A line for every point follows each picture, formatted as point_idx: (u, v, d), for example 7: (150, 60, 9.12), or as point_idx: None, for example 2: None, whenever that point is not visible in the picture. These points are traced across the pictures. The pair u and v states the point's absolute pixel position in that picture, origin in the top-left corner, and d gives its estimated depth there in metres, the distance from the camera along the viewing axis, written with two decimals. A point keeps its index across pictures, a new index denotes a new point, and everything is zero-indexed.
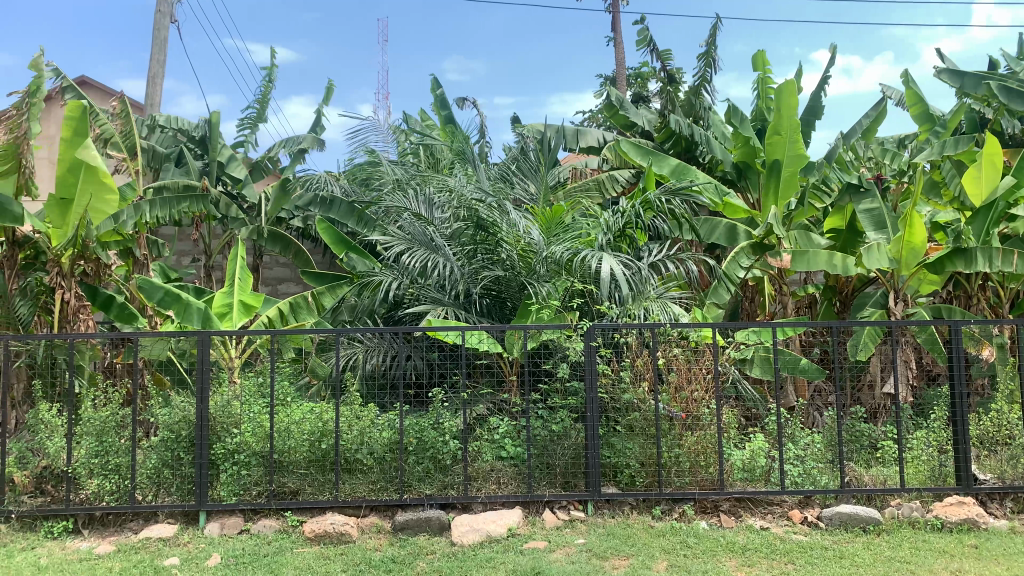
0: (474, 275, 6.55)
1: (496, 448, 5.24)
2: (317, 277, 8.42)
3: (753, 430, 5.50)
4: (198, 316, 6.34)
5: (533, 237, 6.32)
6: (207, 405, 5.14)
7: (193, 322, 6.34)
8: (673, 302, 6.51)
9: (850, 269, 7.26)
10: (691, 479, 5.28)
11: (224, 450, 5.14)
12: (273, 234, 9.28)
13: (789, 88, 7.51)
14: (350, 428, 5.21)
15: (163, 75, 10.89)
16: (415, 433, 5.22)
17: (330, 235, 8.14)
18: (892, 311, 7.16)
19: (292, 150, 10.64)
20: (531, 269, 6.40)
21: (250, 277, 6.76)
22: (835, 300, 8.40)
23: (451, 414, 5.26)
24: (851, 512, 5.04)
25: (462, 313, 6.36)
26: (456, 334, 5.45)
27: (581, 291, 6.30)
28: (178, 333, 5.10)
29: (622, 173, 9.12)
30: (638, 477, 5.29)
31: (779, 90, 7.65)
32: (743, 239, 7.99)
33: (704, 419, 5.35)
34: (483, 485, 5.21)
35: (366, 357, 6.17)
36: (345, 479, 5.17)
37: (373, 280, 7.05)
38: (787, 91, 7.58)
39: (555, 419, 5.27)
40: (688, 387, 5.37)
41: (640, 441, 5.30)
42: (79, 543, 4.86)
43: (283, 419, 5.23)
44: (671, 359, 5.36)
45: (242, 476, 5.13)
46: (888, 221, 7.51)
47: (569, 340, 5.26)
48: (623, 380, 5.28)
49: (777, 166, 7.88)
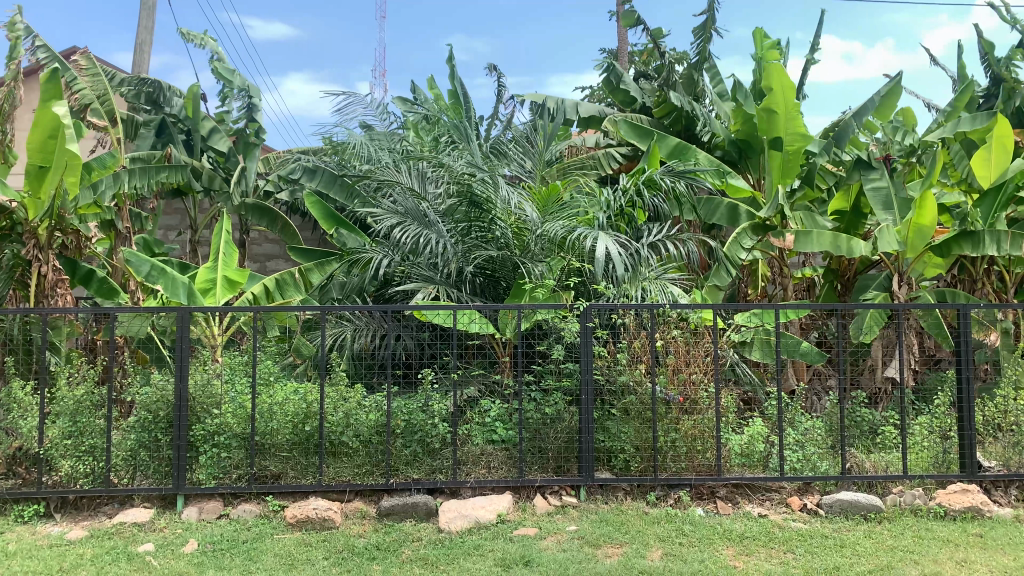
0: (467, 254, 6.37)
1: (487, 432, 5.06)
2: (304, 253, 8.20)
3: (751, 414, 5.33)
4: (183, 289, 6.10)
5: (527, 215, 6.23)
6: (186, 384, 4.95)
7: (178, 296, 6.04)
8: (672, 283, 6.31)
9: (854, 250, 7.04)
10: (687, 465, 5.11)
11: (204, 432, 4.95)
12: (257, 207, 9.20)
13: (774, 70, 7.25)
14: (335, 410, 5.01)
15: (149, 44, 10.59)
16: (403, 415, 5.03)
17: (319, 210, 7.95)
18: (897, 293, 6.98)
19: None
20: (524, 248, 6.26)
21: (235, 252, 6.51)
22: (836, 282, 8.19)
23: (440, 396, 5.08)
24: (851, 499, 4.88)
25: (454, 292, 6.15)
26: (447, 314, 5.24)
27: (577, 269, 6.17)
28: (156, 309, 4.88)
29: (618, 151, 9.02)
30: (633, 463, 5.10)
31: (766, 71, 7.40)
32: (744, 221, 7.78)
33: (701, 403, 5.17)
34: (473, 469, 5.03)
35: (354, 337, 5.99)
36: (329, 463, 4.99)
37: (363, 257, 6.82)
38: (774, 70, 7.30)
39: (548, 402, 5.09)
40: (686, 369, 5.20)
41: (635, 425, 5.12)
42: (51, 528, 4.67)
43: (265, 399, 5.04)
44: (669, 341, 5.20)
45: (222, 459, 4.93)
46: (895, 202, 7.30)
47: (563, 321, 5.10)
48: (619, 361, 5.10)
49: (777, 144, 7.66)
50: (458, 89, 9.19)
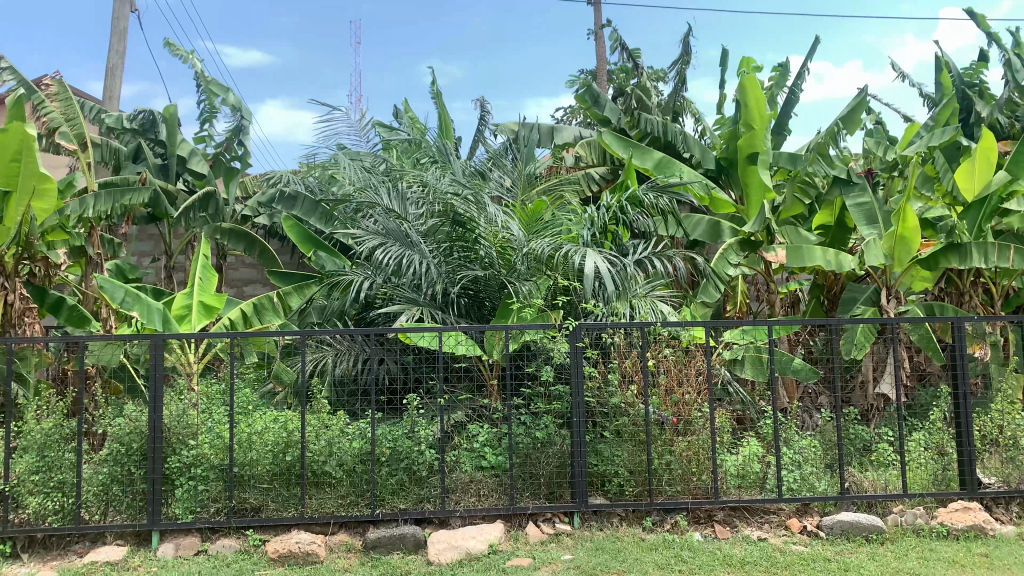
0: (451, 274, 6.25)
1: (476, 458, 4.89)
2: (283, 276, 8.01)
3: (746, 434, 5.20)
4: (159, 315, 5.90)
5: (512, 234, 5.98)
6: (160, 415, 4.73)
7: (153, 322, 5.85)
8: (660, 301, 6.20)
9: (843, 264, 7.02)
10: (683, 488, 4.96)
11: (180, 464, 4.73)
12: (236, 232, 8.91)
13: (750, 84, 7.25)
14: (317, 439, 4.81)
15: (122, 67, 10.40)
16: (387, 442, 4.84)
17: (297, 233, 7.75)
18: (886, 308, 6.92)
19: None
20: (511, 267, 6.07)
21: (213, 276, 6.33)
22: (823, 298, 8.11)
23: (426, 422, 4.89)
24: (853, 520, 4.75)
25: (439, 314, 6.01)
26: (433, 336, 5.08)
27: (565, 287, 6.05)
28: (128, 336, 4.68)
29: (597, 171, 8.96)
30: (628, 487, 4.95)
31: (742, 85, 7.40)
32: (728, 236, 7.73)
33: (696, 424, 5.02)
34: (462, 497, 4.84)
35: (335, 362, 5.80)
36: (312, 493, 4.78)
37: (343, 280, 6.64)
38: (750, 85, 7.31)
39: (538, 426, 4.92)
40: (679, 390, 5.04)
41: (629, 447, 4.96)
42: (17, 570, 4.41)
43: (244, 429, 4.83)
44: (662, 361, 5.05)
45: (199, 492, 4.71)
46: (879, 216, 7.28)
47: (552, 342, 4.94)
48: (610, 382, 4.95)
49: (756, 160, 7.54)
50: (438, 110, 9.10)
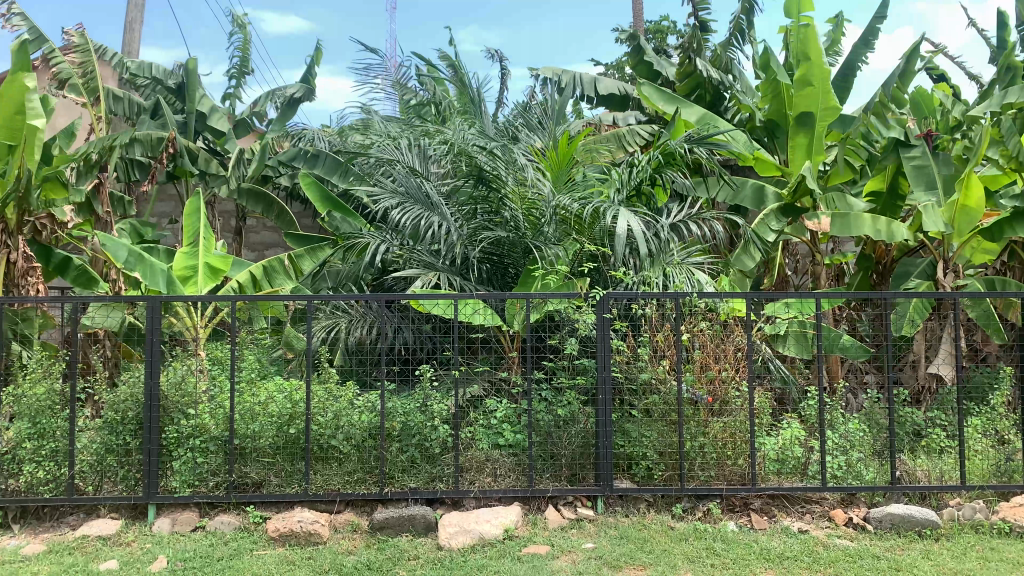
0: (472, 238, 5.89)
1: (493, 435, 4.52)
2: (301, 239, 7.77)
3: (786, 416, 4.77)
4: (163, 278, 5.62)
5: (536, 192, 5.69)
6: (157, 382, 4.45)
7: (158, 284, 5.58)
8: (697, 268, 5.76)
9: (896, 235, 6.43)
10: (717, 473, 4.56)
11: (178, 435, 4.46)
12: (255, 193, 8.72)
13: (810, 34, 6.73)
14: (323, 410, 4.51)
15: (141, 22, 10.11)
16: (398, 416, 4.52)
17: (314, 191, 7.41)
18: (943, 282, 6.37)
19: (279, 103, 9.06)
20: (536, 229, 5.77)
21: (214, 238, 5.96)
22: (872, 271, 7.51)
23: (440, 395, 4.56)
24: (904, 514, 4.31)
25: (457, 280, 5.67)
26: (448, 304, 4.72)
27: (593, 253, 5.71)
28: (123, 297, 4.38)
29: (642, 128, 8.50)
30: (657, 470, 4.57)
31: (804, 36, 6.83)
32: (771, 202, 7.20)
33: (732, 404, 4.61)
34: (477, 477, 4.50)
35: (349, 329, 5.51)
36: (317, 469, 4.47)
37: (360, 242, 6.29)
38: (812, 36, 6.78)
39: (561, 402, 4.55)
40: (715, 366, 4.60)
41: (659, 428, 4.58)
42: (6, 542, 4.18)
43: (246, 399, 4.55)
44: (698, 335, 4.60)
45: (197, 465, 4.43)
46: (939, 181, 6.57)
47: (578, 312, 4.55)
48: (640, 357, 4.55)
49: (806, 121, 7.02)
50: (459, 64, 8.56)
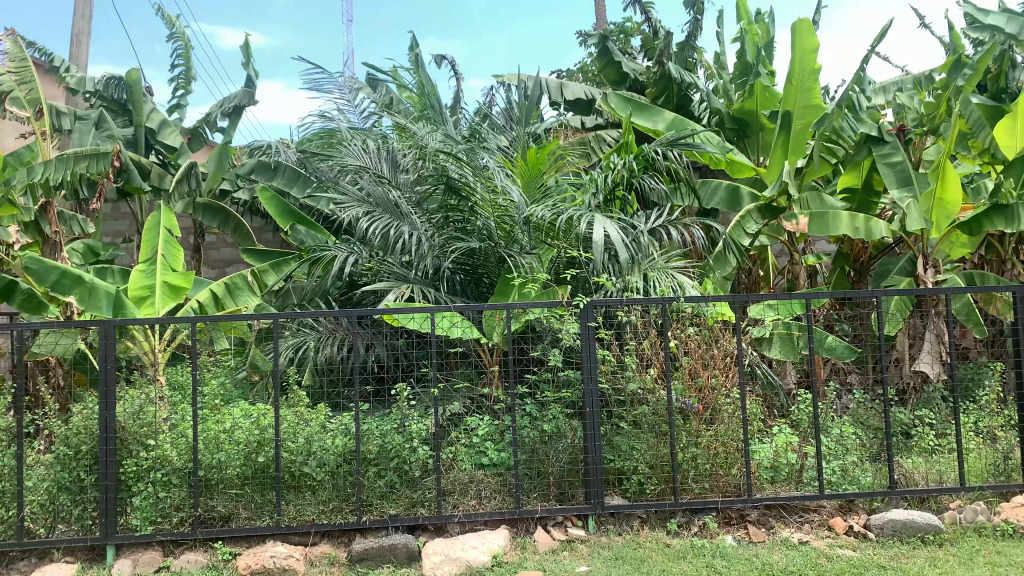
0: (444, 247, 5.65)
1: (476, 455, 4.28)
2: (263, 255, 7.49)
3: (779, 421, 4.61)
4: (106, 301, 5.25)
5: (509, 198, 5.47)
6: (113, 413, 4.13)
7: (101, 310, 5.22)
8: (678, 272, 5.58)
9: (874, 232, 6.35)
10: (711, 485, 4.37)
11: (137, 468, 4.14)
12: (211, 208, 8.38)
13: (805, 26, 6.63)
14: (294, 436, 4.23)
15: (88, 34, 9.70)
16: (375, 439, 4.25)
17: (274, 206, 7.18)
18: (923, 277, 6.27)
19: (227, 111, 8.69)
20: (510, 237, 5.56)
21: (177, 252, 5.58)
22: (849, 268, 7.44)
23: (418, 415, 4.31)
24: (906, 519, 4.16)
25: (431, 291, 5.44)
26: (423, 318, 4.47)
27: (571, 259, 5.53)
28: (72, 322, 4.05)
29: (609, 134, 8.33)
30: (649, 484, 4.36)
31: (794, 30, 6.70)
32: (747, 203, 7.05)
33: (724, 411, 4.42)
34: (461, 501, 4.24)
35: (317, 347, 5.23)
36: (290, 499, 4.18)
37: (325, 255, 6.02)
38: (803, 29, 6.66)
39: (546, 417, 4.32)
40: (705, 373, 4.41)
41: (650, 440, 4.36)
42: None
43: (210, 427, 4.25)
44: (685, 341, 4.42)
45: (159, 500, 4.11)
46: (913, 177, 6.50)
47: (560, 321, 4.32)
48: (627, 367, 4.36)
49: (785, 119, 6.89)
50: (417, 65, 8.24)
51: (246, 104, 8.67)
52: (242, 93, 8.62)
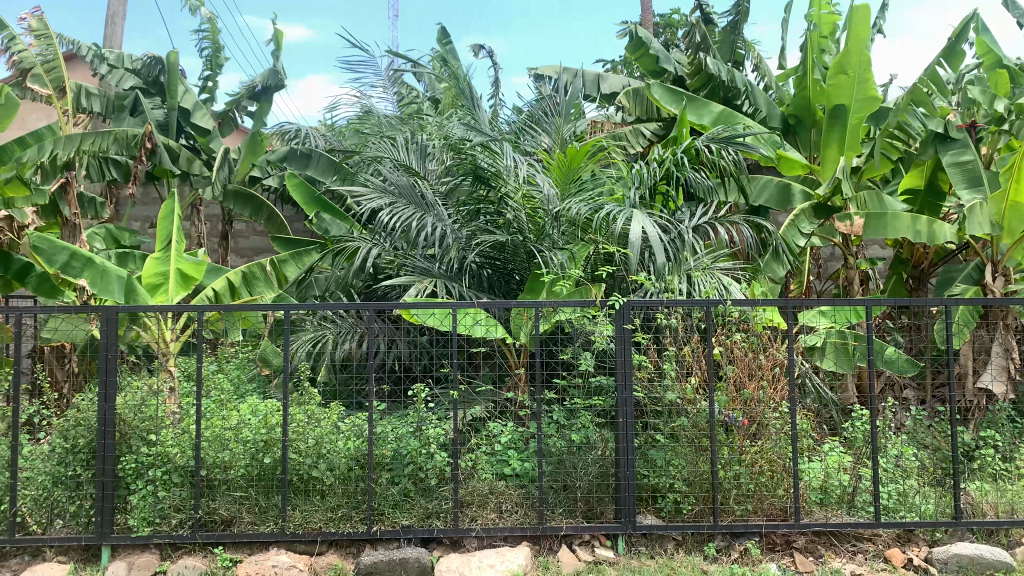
0: (471, 240, 5.34)
1: (498, 464, 3.95)
2: (289, 243, 7.30)
3: (830, 439, 4.22)
4: (120, 284, 5.08)
5: (541, 190, 5.15)
6: (114, 406, 3.89)
7: (113, 293, 5.06)
8: (724, 273, 5.19)
9: (937, 236, 5.84)
10: (755, 507, 3.98)
11: (136, 465, 3.89)
12: (240, 194, 8.17)
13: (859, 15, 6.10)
14: (304, 437, 3.95)
15: (123, 16, 9.59)
16: (389, 443, 3.95)
17: (300, 193, 6.92)
18: (991, 286, 5.78)
19: (255, 95, 8.48)
20: (541, 232, 5.22)
21: (189, 241, 5.34)
22: (906, 275, 7.00)
23: (436, 419, 4.00)
24: (973, 555, 3.73)
25: (455, 286, 5.13)
26: (445, 315, 4.17)
27: (608, 256, 5.11)
28: (74, 307, 3.83)
29: (648, 127, 7.93)
30: (686, 504, 3.98)
31: (845, 19, 6.21)
32: (799, 201, 6.62)
33: (771, 427, 4.02)
34: (479, 513, 3.92)
35: (336, 342, 4.95)
36: (297, 504, 3.89)
37: (348, 246, 5.77)
38: (856, 18, 6.16)
39: (574, 427, 3.97)
40: (751, 384, 4.01)
41: (688, 455, 3.99)
42: None
43: (216, 423, 4.00)
44: (731, 348, 4.04)
45: (158, 499, 3.86)
46: (983, 177, 5.96)
47: (592, 323, 3.98)
48: (666, 374, 4.00)
49: (841, 114, 6.45)
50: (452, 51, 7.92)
51: (267, 85, 8.45)
52: (266, 73, 8.38)
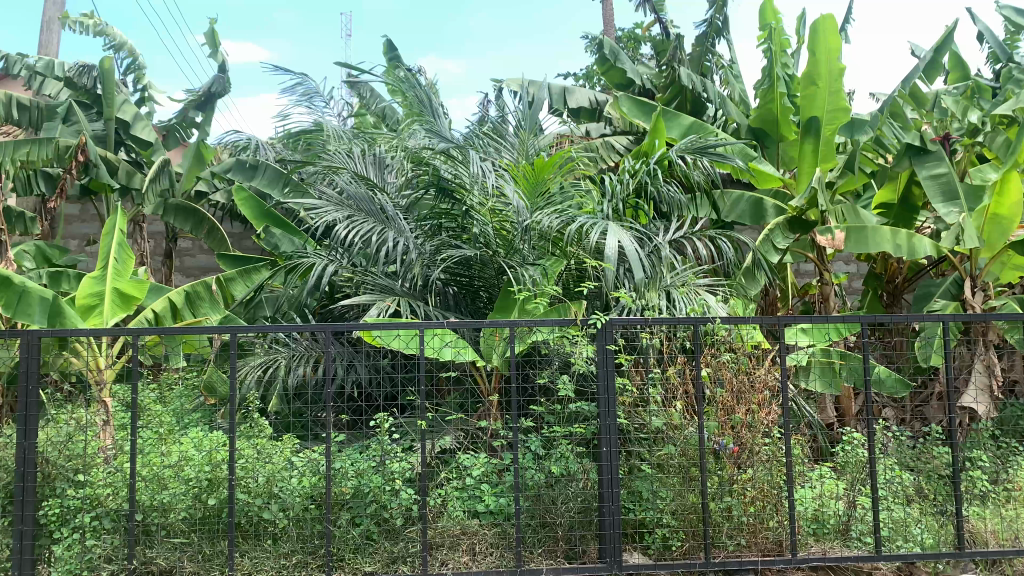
0: (435, 255, 5.01)
1: (470, 501, 3.59)
2: (237, 261, 6.86)
3: (822, 465, 3.96)
4: (42, 307, 4.60)
5: (510, 201, 4.83)
6: (35, 444, 3.43)
7: (33, 318, 4.59)
8: (704, 290, 4.93)
9: (917, 250, 5.69)
10: (747, 542, 3.69)
11: (61, 510, 3.43)
12: (181, 208, 7.71)
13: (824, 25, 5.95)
14: (254, 474, 3.54)
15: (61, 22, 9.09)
16: (349, 479, 3.57)
17: (248, 208, 6.62)
18: (972, 302, 5.63)
19: (201, 104, 8.03)
20: (510, 246, 4.90)
21: (130, 258, 4.88)
22: (880, 291, 6.87)
23: (402, 452, 3.63)
24: None
25: (419, 305, 4.78)
26: (410, 336, 3.81)
27: (582, 272, 4.85)
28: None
29: (619, 140, 7.71)
30: (675, 540, 3.67)
31: (812, 29, 6.07)
32: (772, 216, 6.44)
33: (764, 454, 3.74)
34: (451, 556, 3.55)
35: (289, 367, 4.54)
36: (245, 551, 3.47)
37: (303, 263, 5.38)
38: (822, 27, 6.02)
39: (553, 458, 3.64)
40: (741, 409, 3.73)
41: (675, 486, 3.69)
42: None
43: (153, 461, 3.56)
44: (720, 370, 3.76)
45: (85, 549, 3.40)
46: (960, 190, 5.83)
47: (571, 344, 3.66)
48: (651, 400, 3.69)
49: (813, 126, 6.29)
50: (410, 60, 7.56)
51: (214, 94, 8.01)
52: (212, 80, 7.95)
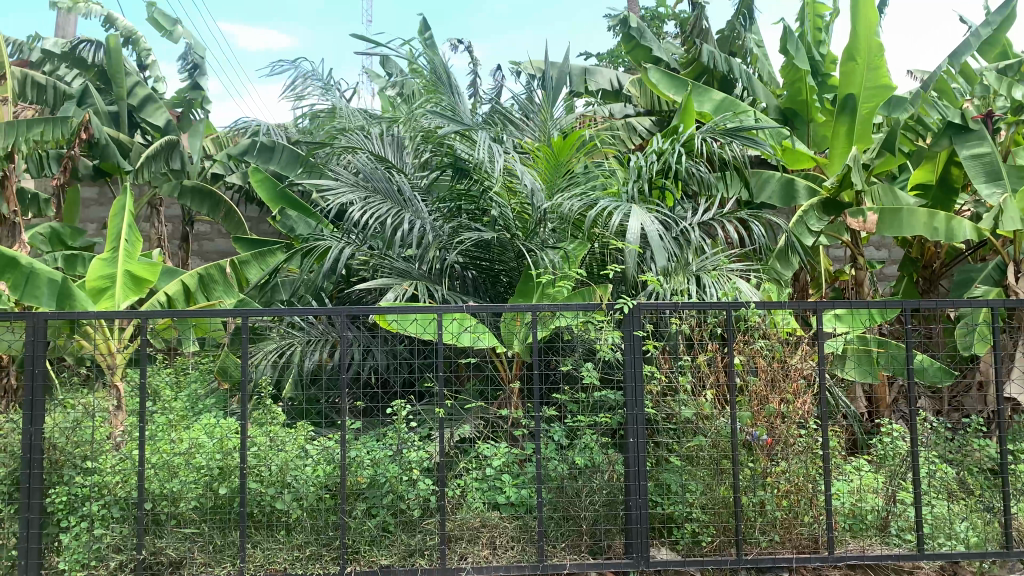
0: (453, 238, 4.85)
1: (490, 492, 3.44)
2: (253, 244, 6.75)
3: (860, 458, 3.77)
4: (49, 288, 4.57)
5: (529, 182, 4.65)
6: (42, 430, 3.32)
7: (41, 300, 4.56)
8: (735, 274, 4.74)
9: (957, 233, 5.45)
10: (781, 538, 3.52)
11: (68, 498, 3.33)
12: (197, 190, 7.58)
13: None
14: (266, 463, 3.42)
15: None
16: (365, 468, 3.44)
17: (265, 189, 6.48)
18: (1015, 287, 5.38)
19: None
20: (529, 230, 4.74)
21: (141, 240, 4.77)
22: (916, 277, 6.64)
23: (419, 441, 3.49)
24: None
25: (437, 289, 4.63)
26: (428, 321, 3.67)
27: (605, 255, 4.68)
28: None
29: (641, 121, 7.48)
30: (705, 536, 3.50)
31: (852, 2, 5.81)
32: (804, 197, 6.21)
33: (800, 446, 3.55)
34: (470, 549, 3.41)
35: (304, 352, 4.41)
36: (258, 542, 3.35)
37: (319, 246, 5.25)
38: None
39: (577, 448, 3.48)
40: (776, 399, 3.54)
41: (705, 480, 3.52)
42: None
43: (162, 448, 3.45)
44: (753, 358, 3.58)
45: (93, 538, 3.29)
46: (1003, 171, 5.58)
47: (596, 330, 3.50)
48: (681, 389, 3.52)
49: (849, 104, 6.05)
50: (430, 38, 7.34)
51: None
52: None
